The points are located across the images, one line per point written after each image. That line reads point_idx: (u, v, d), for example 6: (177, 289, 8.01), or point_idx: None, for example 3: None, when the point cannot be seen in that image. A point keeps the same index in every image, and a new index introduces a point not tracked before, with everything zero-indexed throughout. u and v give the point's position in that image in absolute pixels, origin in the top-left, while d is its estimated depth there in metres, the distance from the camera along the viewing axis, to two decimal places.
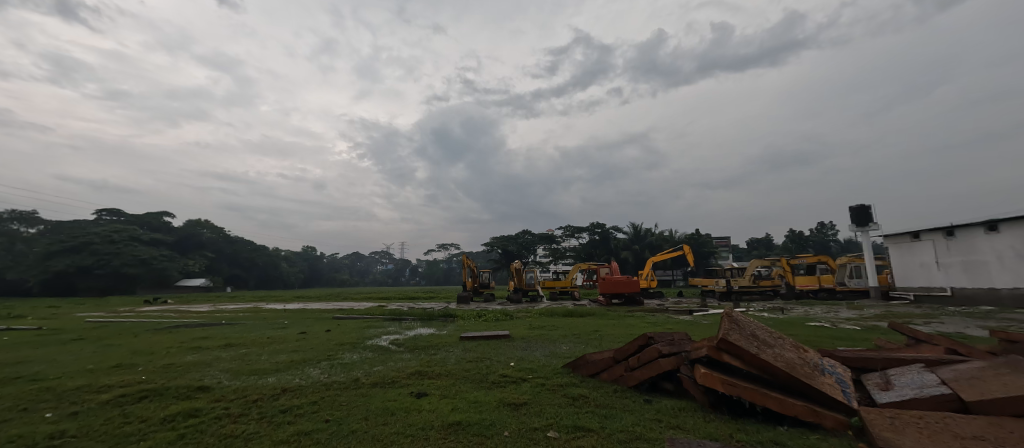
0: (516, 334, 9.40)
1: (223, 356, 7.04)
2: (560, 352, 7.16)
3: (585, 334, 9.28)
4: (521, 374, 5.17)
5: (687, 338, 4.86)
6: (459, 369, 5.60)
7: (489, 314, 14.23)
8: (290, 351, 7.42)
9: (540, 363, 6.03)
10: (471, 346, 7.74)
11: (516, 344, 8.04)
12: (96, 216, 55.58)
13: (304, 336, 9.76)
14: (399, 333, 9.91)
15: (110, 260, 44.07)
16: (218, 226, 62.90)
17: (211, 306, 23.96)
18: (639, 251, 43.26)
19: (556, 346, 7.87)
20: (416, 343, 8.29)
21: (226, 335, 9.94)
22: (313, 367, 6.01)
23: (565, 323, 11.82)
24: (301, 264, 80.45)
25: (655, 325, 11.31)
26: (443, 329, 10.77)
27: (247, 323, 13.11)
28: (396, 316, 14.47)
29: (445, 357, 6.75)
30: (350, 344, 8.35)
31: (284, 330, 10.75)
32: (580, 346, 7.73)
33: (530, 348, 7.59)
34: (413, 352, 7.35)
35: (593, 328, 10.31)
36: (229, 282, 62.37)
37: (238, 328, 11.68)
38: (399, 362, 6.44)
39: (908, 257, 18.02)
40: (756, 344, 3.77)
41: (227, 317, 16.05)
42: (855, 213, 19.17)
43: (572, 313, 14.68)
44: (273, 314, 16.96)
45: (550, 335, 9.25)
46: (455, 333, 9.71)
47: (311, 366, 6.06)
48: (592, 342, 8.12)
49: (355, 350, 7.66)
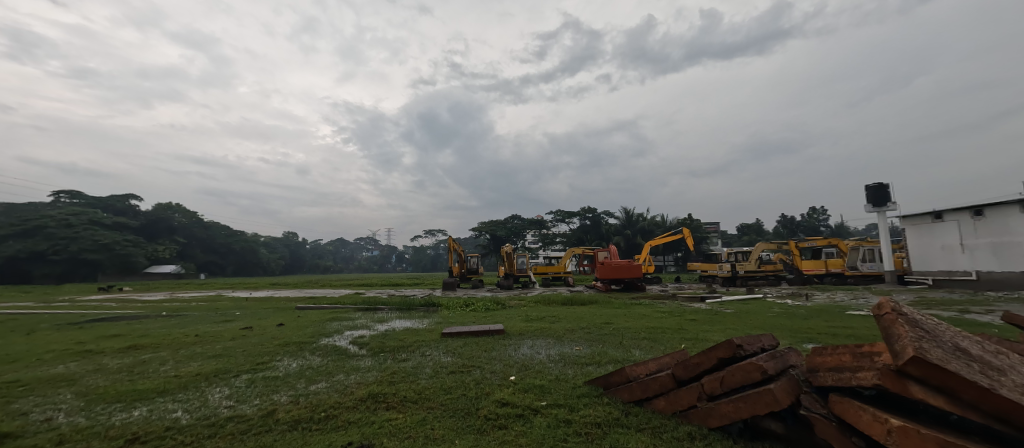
0: (512, 328, 7.65)
1: (108, 366, 5.08)
2: (574, 355, 5.38)
3: (595, 329, 7.54)
4: (529, 402, 3.35)
5: (792, 348, 3.11)
6: (437, 390, 3.80)
7: (478, 302, 12.40)
8: (209, 358, 5.51)
9: (550, 375, 4.31)
10: (455, 346, 5.98)
11: (514, 343, 6.23)
12: (55, 199, 51.92)
13: (247, 332, 7.82)
14: (368, 329, 8.04)
15: (67, 244, 41.06)
16: (190, 210, 59.53)
17: (168, 295, 21.74)
18: (632, 237, 41.90)
19: (567, 345, 6.09)
20: (384, 343, 6.41)
21: (147, 332, 7.93)
22: (220, 386, 4.11)
23: (567, 314, 10.09)
24: (282, 251, 77.57)
25: (673, 315, 9.65)
26: (423, 322, 8.97)
27: (191, 315, 11.06)
28: (371, 306, 12.58)
29: (420, 365, 4.90)
30: (297, 344, 6.43)
31: (227, 325, 8.80)
32: (597, 346, 5.95)
33: (532, 349, 5.79)
34: (375, 357, 5.49)
35: (603, 321, 8.59)
36: (203, 268, 59.49)
37: (178, 320, 9.76)
38: (353, 374, 4.58)
39: (928, 239, 16.71)
40: (976, 367, 2.04)
41: (176, 307, 13.98)
42: (872, 192, 17.83)
43: (571, 302, 12.98)
44: (233, 303, 14.98)
45: (553, 330, 7.54)
46: (437, 328, 7.86)
47: (218, 385, 4.15)
48: (608, 340, 6.45)
49: (299, 354, 5.78)
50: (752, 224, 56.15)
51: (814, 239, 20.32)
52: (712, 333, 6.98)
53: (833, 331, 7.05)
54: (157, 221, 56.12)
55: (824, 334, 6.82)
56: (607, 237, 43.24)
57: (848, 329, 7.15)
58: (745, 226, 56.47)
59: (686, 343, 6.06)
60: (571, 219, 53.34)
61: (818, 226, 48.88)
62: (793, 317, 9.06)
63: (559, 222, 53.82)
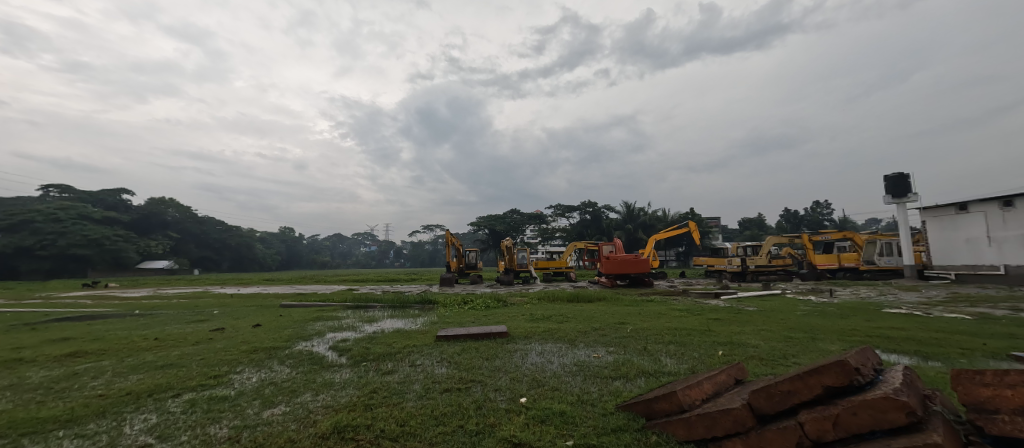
0: (516, 330, 6.76)
1: (24, 382, 4.15)
2: (593, 364, 4.49)
3: (611, 331, 6.63)
4: (550, 443, 2.46)
5: (910, 373, 2.31)
6: (428, 422, 2.89)
7: (477, 299, 11.52)
8: (155, 369, 4.61)
9: (571, 394, 3.43)
10: (452, 353, 5.08)
11: (520, 349, 5.32)
12: (44, 192, 50.76)
13: (217, 334, 6.90)
14: (354, 331, 7.11)
15: (55, 240, 40.04)
16: (183, 204, 58.20)
17: (152, 291, 20.71)
18: (633, 231, 41.04)
19: (581, 351, 5.21)
20: (368, 349, 5.49)
21: (102, 335, 6.96)
22: (141, 417, 3.16)
23: (575, 312, 9.21)
24: (278, 246, 76.56)
25: (691, 314, 8.76)
26: (416, 322, 8.06)
27: (163, 314, 10.08)
28: (362, 303, 11.67)
29: (407, 380, 3.99)
30: (266, 351, 5.50)
31: (199, 326, 7.88)
32: (618, 352, 5.06)
33: (541, 356, 4.90)
34: (355, 367, 4.59)
35: (617, 321, 7.69)
36: (197, 264, 58.45)
37: (147, 320, 8.84)
38: (323, 393, 3.65)
39: (951, 232, 15.89)
40: None
41: (153, 304, 13.05)
42: (890, 183, 16.98)
43: (578, 298, 12.11)
44: (216, 300, 14.06)
45: (564, 331, 6.66)
46: (431, 330, 6.93)
47: (141, 414, 3.21)
48: (628, 344, 5.57)
49: (266, 363, 4.87)
50: (754, 218, 55.25)
51: (828, 233, 19.47)
52: (746, 336, 6.09)
53: (884, 334, 6.15)
54: (149, 216, 54.92)
55: (876, 336, 5.94)
56: (608, 232, 42.36)
57: (900, 331, 6.25)
58: (747, 220, 55.56)
59: (721, 350, 5.16)
60: (571, 213, 52.40)
61: (822, 219, 48.00)
62: (826, 315, 8.20)
63: (559, 217, 52.91)
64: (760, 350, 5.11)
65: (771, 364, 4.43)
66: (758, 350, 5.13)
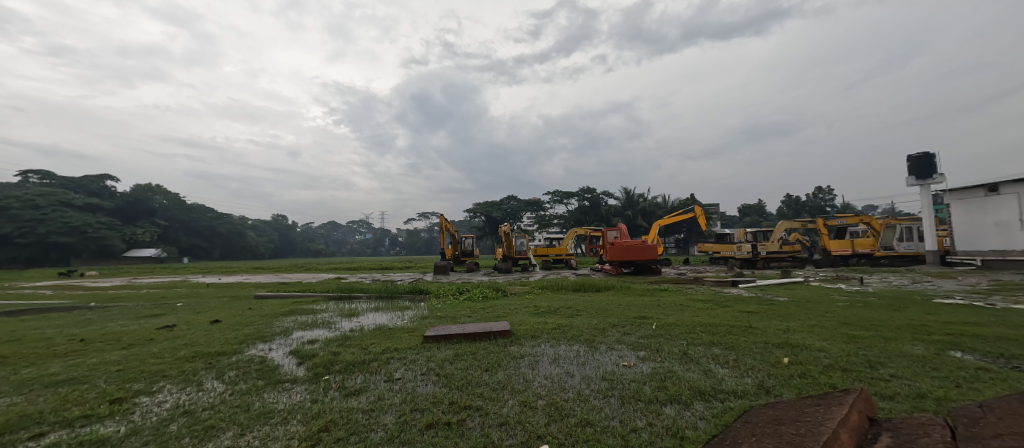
0: (521, 327, 5.66)
1: None
2: (626, 380, 3.40)
3: (634, 328, 5.55)
4: None
5: None
6: None
7: (473, 289, 10.43)
8: (41, 388, 3.45)
9: (616, 439, 2.30)
10: (441, 363, 3.94)
11: (528, 355, 4.23)
12: (25, 178, 49.04)
13: (162, 334, 5.74)
14: (328, 329, 5.96)
15: (34, 227, 38.52)
16: (172, 191, 56.37)
17: (128, 281, 19.48)
18: (633, 218, 39.98)
19: (607, 357, 4.13)
20: (337, 355, 4.34)
21: (19, 336, 5.75)
22: None
23: (584, 304, 8.14)
24: (271, 234, 75.05)
25: (718, 306, 7.69)
26: (402, 318, 6.93)
27: (118, 308, 8.88)
28: (346, 294, 10.58)
29: (376, 408, 2.87)
30: (207, 358, 4.33)
31: (149, 323, 6.73)
32: (653, 360, 3.98)
33: (555, 366, 3.82)
34: (308, 385, 3.42)
35: (637, 315, 6.62)
36: (186, 252, 56.97)
37: (94, 315, 7.68)
38: (247, 436, 2.49)
39: (978, 215, 14.97)
40: None
41: (117, 295, 11.87)
42: (914, 163, 15.96)
43: (584, 287, 11.04)
44: (189, 290, 12.86)
45: (578, 329, 5.58)
46: (420, 328, 5.81)
47: None
48: (661, 347, 4.46)
49: (194, 377, 3.70)
50: (754, 205, 54.30)
51: (843, 217, 18.43)
52: (800, 334, 5.00)
53: (963, 330, 5.09)
54: (135, 203, 53.02)
55: (960, 335, 4.86)
56: (607, 219, 41.27)
57: (981, 327, 5.19)
58: (746, 207, 54.63)
59: (780, 354, 4.07)
60: (570, 200, 51.22)
61: (823, 205, 47.18)
62: (872, 306, 7.18)
63: (557, 203, 51.73)
64: (832, 355, 4.02)
65: (864, 379, 3.32)
66: (830, 354, 4.04)
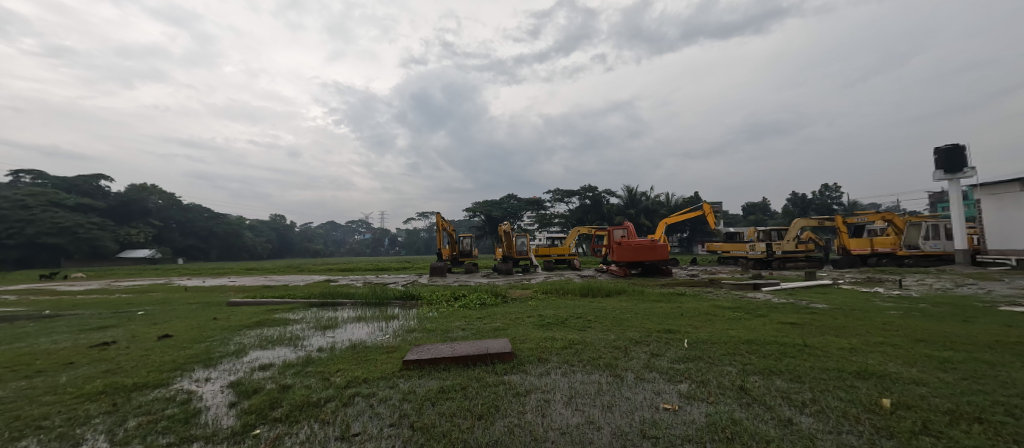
0: (526, 346, 4.65)
1: None
2: (676, 439, 2.38)
3: (663, 347, 4.55)
4: None
5: None
6: None
7: (471, 294, 9.44)
8: None
9: None
10: (417, 409, 2.88)
11: (534, 391, 3.22)
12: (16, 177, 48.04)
13: (85, 356, 4.67)
14: (292, 348, 4.95)
15: (23, 228, 37.56)
16: (167, 191, 55.21)
17: (107, 283, 18.40)
18: (636, 217, 38.90)
19: (639, 395, 3.12)
20: (287, 390, 3.32)
21: None
22: None
23: (597, 312, 7.15)
24: (268, 234, 74.03)
25: (750, 315, 6.66)
26: (384, 332, 5.90)
27: (65, 317, 7.84)
28: (330, 300, 9.56)
29: None
30: (117, 395, 3.32)
31: (87, 339, 5.69)
32: (704, 400, 2.97)
33: (574, 412, 2.81)
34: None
35: (660, 328, 5.61)
36: (182, 253, 55.94)
37: (34, 328, 6.66)
38: None
39: (1012, 212, 14.03)
40: None
41: (79, 302, 10.75)
42: (943, 156, 14.97)
43: (593, 291, 10.01)
44: (163, 295, 11.80)
45: (596, 348, 4.57)
46: (402, 347, 4.80)
47: None
48: (709, 379, 3.42)
49: (69, 432, 2.65)
50: (758, 203, 53.37)
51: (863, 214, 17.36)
52: (875, 357, 4.01)
53: None
54: (130, 203, 51.83)
55: None
56: (609, 218, 40.26)
57: None
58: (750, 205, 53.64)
59: (870, 391, 3.06)
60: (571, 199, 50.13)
61: (830, 203, 46.14)
62: (933, 316, 6.18)
63: (558, 202, 50.65)
64: (939, 392, 3.02)
65: (1016, 439, 2.31)
66: (936, 391, 3.04)
